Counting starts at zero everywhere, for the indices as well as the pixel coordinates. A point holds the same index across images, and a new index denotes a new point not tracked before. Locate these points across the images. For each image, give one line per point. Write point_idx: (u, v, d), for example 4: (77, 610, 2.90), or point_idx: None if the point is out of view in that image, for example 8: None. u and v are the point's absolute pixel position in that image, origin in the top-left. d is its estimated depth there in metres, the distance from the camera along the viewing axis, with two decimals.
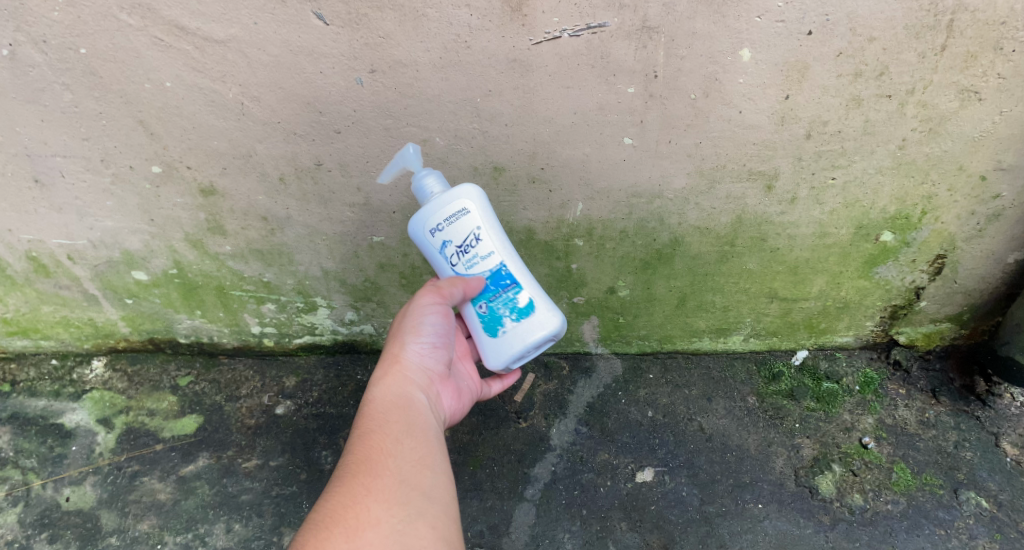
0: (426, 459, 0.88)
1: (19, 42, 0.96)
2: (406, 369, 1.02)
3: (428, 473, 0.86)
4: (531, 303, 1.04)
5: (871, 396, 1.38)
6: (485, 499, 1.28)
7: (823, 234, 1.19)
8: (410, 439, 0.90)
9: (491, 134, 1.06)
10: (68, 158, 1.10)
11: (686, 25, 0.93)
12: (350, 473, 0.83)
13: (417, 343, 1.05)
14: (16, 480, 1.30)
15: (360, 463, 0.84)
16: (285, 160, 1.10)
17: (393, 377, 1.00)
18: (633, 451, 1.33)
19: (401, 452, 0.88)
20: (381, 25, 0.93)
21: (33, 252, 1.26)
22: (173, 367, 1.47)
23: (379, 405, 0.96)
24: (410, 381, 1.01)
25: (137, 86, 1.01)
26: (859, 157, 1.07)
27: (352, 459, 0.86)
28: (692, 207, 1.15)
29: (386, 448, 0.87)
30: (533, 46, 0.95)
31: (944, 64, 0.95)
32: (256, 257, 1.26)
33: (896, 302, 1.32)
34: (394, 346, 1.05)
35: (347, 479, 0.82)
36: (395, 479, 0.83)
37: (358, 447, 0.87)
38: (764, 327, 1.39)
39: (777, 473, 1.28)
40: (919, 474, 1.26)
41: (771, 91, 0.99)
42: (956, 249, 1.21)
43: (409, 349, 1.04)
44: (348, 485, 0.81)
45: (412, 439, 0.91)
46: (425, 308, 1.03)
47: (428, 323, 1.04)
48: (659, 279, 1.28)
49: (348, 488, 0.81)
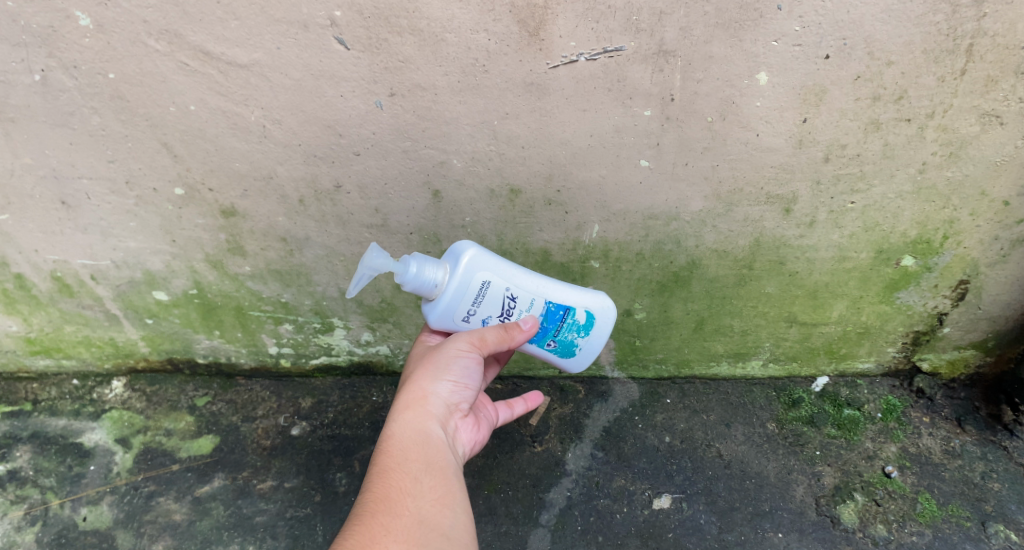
0: (445, 498, 0.89)
1: (51, 67, 0.99)
2: (430, 404, 1.00)
3: (448, 512, 0.87)
4: (591, 314, 1.07)
5: (894, 423, 1.35)
6: (499, 524, 1.27)
7: (843, 258, 1.17)
8: (429, 477, 0.91)
9: (508, 156, 1.07)
10: (94, 180, 1.13)
11: (703, 49, 0.94)
12: (369, 512, 0.84)
13: (447, 381, 1.01)
14: (35, 499, 1.31)
15: (379, 502, 0.86)
16: (305, 182, 1.11)
17: (414, 412, 0.99)
18: (650, 477, 1.31)
19: (421, 492, 0.88)
20: (400, 49, 0.95)
21: (57, 272, 1.28)
22: (191, 387, 1.47)
23: (398, 441, 0.95)
24: (431, 415, 0.99)
25: (162, 110, 1.03)
26: (878, 181, 1.06)
27: (371, 498, 0.87)
28: (709, 230, 1.14)
29: (405, 487, 0.88)
30: (550, 70, 0.97)
31: (964, 88, 0.94)
32: (275, 277, 1.27)
33: (918, 328, 1.30)
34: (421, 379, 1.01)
35: (365, 518, 0.84)
36: (413, 520, 0.84)
37: (376, 486, 0.88)
38: (784, 353, 1.37)
39: (797, 501, 1.26)
40: (945, 505, 1.23)
41: (789, 114, 0.99)
42: (980, 274, 1.19)
43: (435, 385, 1.01)
44: (366, 524, 0.82)
45: (432, 477, 0.91)
46: (462, 353, 1.00)
47: (462, 365, 1.01)
48: (677, 301, 1.27)
49: (366, 527, 0.82)
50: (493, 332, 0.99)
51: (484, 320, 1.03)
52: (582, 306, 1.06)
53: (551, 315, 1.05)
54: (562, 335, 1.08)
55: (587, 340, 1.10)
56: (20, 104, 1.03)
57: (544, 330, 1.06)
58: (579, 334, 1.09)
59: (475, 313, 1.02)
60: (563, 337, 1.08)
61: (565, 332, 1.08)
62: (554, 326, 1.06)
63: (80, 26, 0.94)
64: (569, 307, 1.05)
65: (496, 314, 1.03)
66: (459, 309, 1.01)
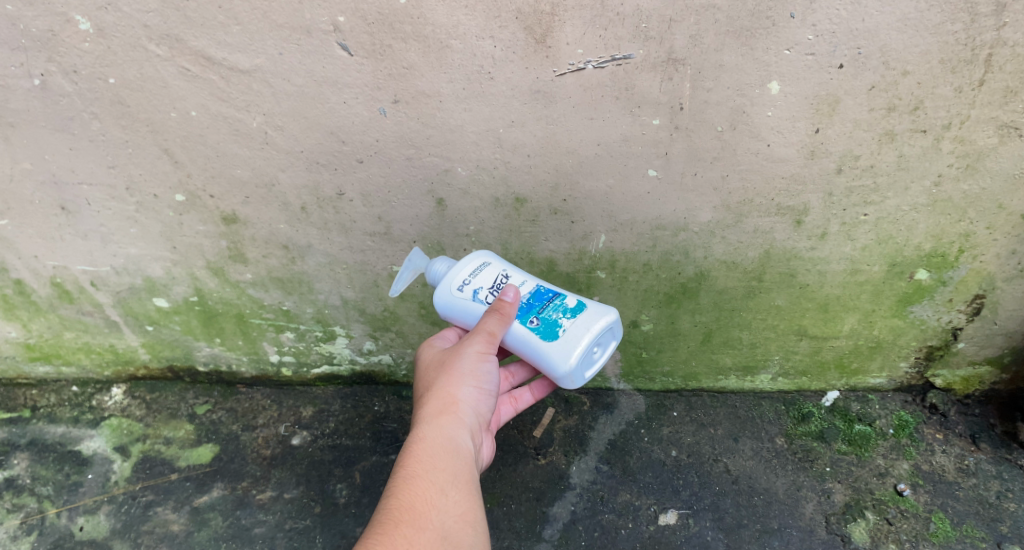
0: (469, 515, 0.84)
1: (50, 72, 0.97)
2: (461, 410, 0.94)
3: (471, 530, 0.82)
4: (582, 303, 1.00)
5: (906, 440, 1.32)
6: (502, 538, 1.25)
7: (855, 271, 1.15)
8: (456, 491, 0.85)
9: (513, 165, 1.05)
10: (94, 186, 1.11)
11: (713, 57, 0.92)
12: (393, 523, 0.78)
13: (472, 386, 0.97)
14: (32, 508, 1.30)
15: (403, 513, 0.80)
16: (307, 189, 1.10)
17: (445, 418, 0.92)
18: (656, 492, 1.29)
19: (445, 507, 0.82)
20: (405, 56, 0.94)
21: (57, 278, 1.26)
22: (191, 395, 1.46)
23: (426, 445, 0.88)
24: (461, 423, 0.93)
25: (163, 115, 1.02)
26: (893, 193, 1.04)
27: (395, 506, 0.81)
28: (718, 241, 1.12)
29: (431, 498, 0.83)
30: (557, 78, 0.95)
31: (982, 100, 0.92)
32: (276, 285, 1.26)
33: (931, 343, 1.27)
34: (445, 387, 0.95)
35: (389, 529, 0.77)
36: (437, 535, 0.79)
37: (402, 493, 0.82)
38: (793, 366, 1.34)
39: (807, 519, 1.23)
40: (960, 525, 1.20)
41: (801, 124, 0.97)
42: (996, 289, 1.16)
43: (463, 391, 0.96)
44: (389, 534, 0.77)
45: (457, 491, 0.85)
46: (477, 365, 0.96)
47: (487, 372, 0.97)
48: (684, 313, 1.25)
49: (389, 538, 0.76)
50: (493, 320, 0.94)
51: (474, 291, 1.00)
52: (574, 296, 1.01)
53: (539, 294, 1.00)
54: (545, 312, 0.97)
55: (573, 324, 0.96)
56: (20, 109, 1.02)
57: (529, 304, 0.98)
58: (565, 316, 0.97)
59: (470, 285, 1.00)
60: (547, 315, 0.97)
61: (552, 310, 0.98)
62: (539, 303, 0.98)
63: (80, 30, 0.93)
64: (559, 291, 1.01)
65: (487, 288, 1.00)
66: (456, 274, 1.01)
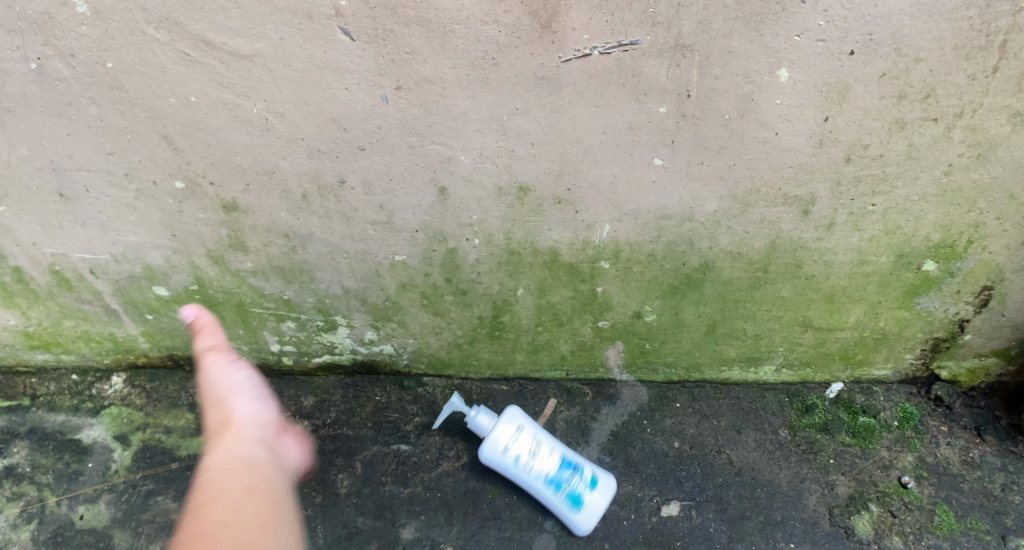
0: (271, 521, 0.84)
1: (47, 56, 0.96)
2: (242, 436, 1.04)
3: (275, 535, 0.81)
4: None
5: (910, 432, 1.31)
6: (503, 529, 1.25)
7: (861, 262, 1.14)
8: (255, 502, 0.86)
9: (517, 153, 1.03)
10: (93, 172, 1.10)
11: (721, 44, 0.91)
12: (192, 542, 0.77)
13: (245, 404, 1.14)
14: (32, 496, 1.30)
15: (192, 539, 0.78)
16: (308, 177, 1.08)
17: (226, 443, 1.02)
18: (658, 483, 1.29)
19: (242, 516, 0.82)
20: (408, 41, 0.92)
21: (56, 266, 1.25)
22: (192, 385, 1.44)
23: (217, 471, 0.94)
24: (246, 442, 1.03)
25: (162, 101, 1.00)
26: (902, 183, 1.02)
27: (188, 533, 0.80)
28: (723, 231, 1.11)
29: (224, 510, 0.82)
30: (563, 63, 0.94)
31: (995, 87, 0.91)
32: (277, 273, 1.24)
33: (937, 335, 1.26)
34: (218, 434, 1.05)
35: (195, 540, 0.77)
36: (234, 535, 0.77)
37: (191, 524, 0.81)
38: (798, 358, 1.33)
39: (810, 511, 1.23)
40: (964, 518, 1.21)
41: (810, 113, 0.96)
42: (1004, 280, 1.15)
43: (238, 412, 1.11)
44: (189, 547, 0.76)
45: (256, 497, 0.87)
46: (232, 377, 1.17)
47: (247, 398, 1.15)
48: (688, 304, 1.24)
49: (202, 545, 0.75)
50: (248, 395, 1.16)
51: None
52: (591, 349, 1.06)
53: None
54: None
55: None
56: (16, 94, 1.00)
57: None
58: None
59: None
60: None
61: None
62: None
63: (77, 13, 0.91)
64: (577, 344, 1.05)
65: None
66: None
